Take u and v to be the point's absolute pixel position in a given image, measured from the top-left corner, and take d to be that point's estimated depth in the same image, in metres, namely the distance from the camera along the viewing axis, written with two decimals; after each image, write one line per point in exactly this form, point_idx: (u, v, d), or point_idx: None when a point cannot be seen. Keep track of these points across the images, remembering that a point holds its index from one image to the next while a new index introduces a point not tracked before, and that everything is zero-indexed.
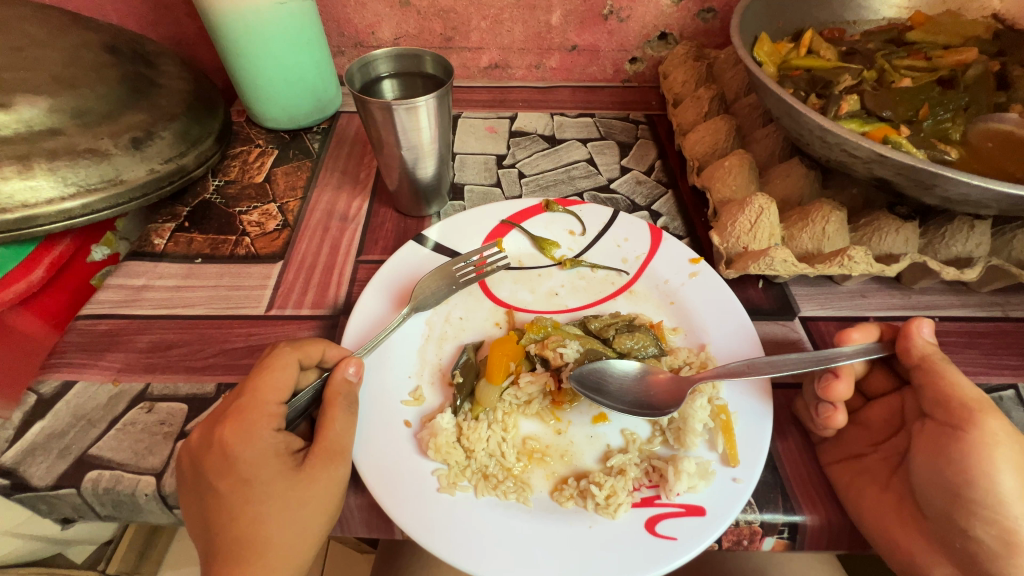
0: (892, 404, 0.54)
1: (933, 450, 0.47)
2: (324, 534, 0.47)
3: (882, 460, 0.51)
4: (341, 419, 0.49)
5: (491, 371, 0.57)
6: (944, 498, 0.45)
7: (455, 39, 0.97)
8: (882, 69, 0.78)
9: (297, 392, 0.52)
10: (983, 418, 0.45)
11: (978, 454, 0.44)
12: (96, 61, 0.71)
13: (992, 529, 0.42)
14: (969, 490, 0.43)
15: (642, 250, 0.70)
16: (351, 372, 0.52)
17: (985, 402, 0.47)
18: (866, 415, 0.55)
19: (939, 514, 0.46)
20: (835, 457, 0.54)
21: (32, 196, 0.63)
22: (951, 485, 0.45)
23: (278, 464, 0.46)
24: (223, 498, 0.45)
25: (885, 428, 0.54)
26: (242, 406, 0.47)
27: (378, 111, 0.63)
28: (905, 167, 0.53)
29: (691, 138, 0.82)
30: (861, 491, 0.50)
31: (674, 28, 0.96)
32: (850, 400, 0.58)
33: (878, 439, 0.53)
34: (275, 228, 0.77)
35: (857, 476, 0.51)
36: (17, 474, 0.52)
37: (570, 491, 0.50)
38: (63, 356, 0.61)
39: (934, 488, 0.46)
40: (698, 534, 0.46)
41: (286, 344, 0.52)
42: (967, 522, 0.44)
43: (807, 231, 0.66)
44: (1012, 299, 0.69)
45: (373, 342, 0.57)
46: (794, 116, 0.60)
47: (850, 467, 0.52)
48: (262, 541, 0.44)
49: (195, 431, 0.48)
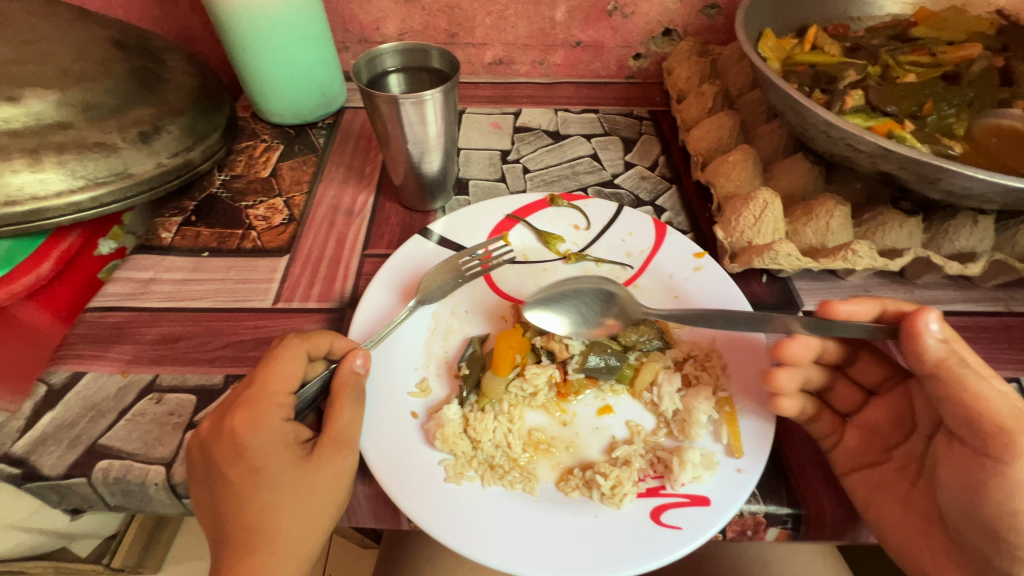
0: (897, 400, 0.53)
1: (968, 478, 0.44)
2: (333, 522, 0.47)
3: (899, 470, 0.51)
4: (348, 409, 0.50)
5: (497, 363, 0.58)
6: (983, 536, 0.44)
7: (459, 35, 0.98)
8: (886, 64, 0.78)
9: (305, 382, 0.52)
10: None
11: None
12: (103, 55, 0.71)
13: None
14: (1013, 536, 0.41)
15: (647, 244, 0.71)
16: (358, 364, 0.52)
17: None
18: (865, 414, 0.55)
19: (973, 547, 0.45)
20: (846, 466, 0.52)
21: (42, 188, 0.64)
22: (987, 517, 0.43)
23: (287, 453, 0.46)
24: (235, 486, 0.45)
25: (895, 432, 0.53)
26: (251, 395, 0.48)
27: (385, 105, 0.64)
28: (910, 161, 0.54)
29: (695, 133, 0.83)
30: (881, 503, 0.50)
31: (678, 24, 0.96)
32: (852, 397, 0.57)
33: (890, 444, 0.53)
34: (282, 222, 0.77)
35: (876, 489, 0.50)
36: (28, 464, 0.52)
37: (575, 482, 0.51)
38: (72, 348, 0.62)
39: (967, 517, 0.44)
40: (701, 525, 0.46)
41: (293, 335, 0.53)
42: (1008, 565, 0.42)
43: (811, 225, 0.66)
44: (1016, 294, 0.69)
45: (381, 335, 0.58)
46: (800, 111, 0.61)
47: (866, 478, 0.51)
48: (272, 529, 0.44)
49: (205, 420, 0.49)
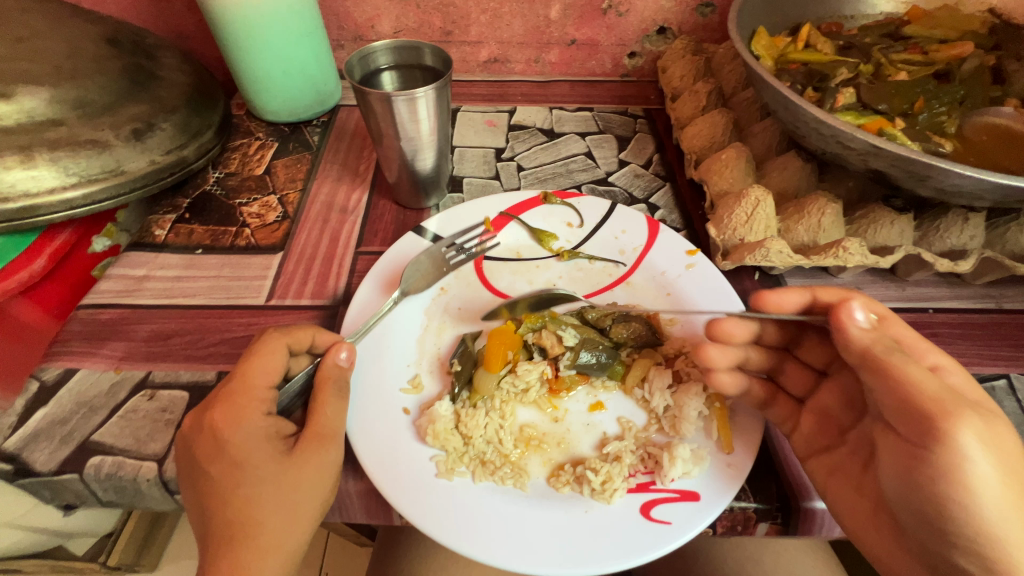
0: (847, 382, 0.54)
1: (901, 463, 0.44)
2: (318, 517, 0.48)
3: (852, 453, 0.50)
4: (331, 403, 0.50)
5: (489, 360, 0.58)
6: (922, 523, 0.43)
7: (454, 33, 0.98)
8: (878, 63, 0.78)
9: (289, 377, 0.53)
10: (953, 426, 0.40)
11: (947, 477, 0.40)
12: (96, 53, 0.71)
13: (973, 559, 0.41)
14: (945, 519, 0.41)
15: (640, 242, 0.71)
16: (342, 357, 0.53)
17: (956, 395, 0.43)
18: (817, 397, 0.55)
19: (917, 533, 0.44)
20: (803, 450, 0.53)
21: (34, 185, 0.64)
22: (923, 502, 0.42)
23: (269, 448, 0.47)
24: (217, 480, 0.45)
25: (847, 413, 0.53)
26: (231, 390, 0.48)
27: (377, 102, 0.64)
28: (899, 159, 0.54)
29: (688, 131, 0.83)
30: (835, 489, 0.50)
31: (673, 23, 0.97)
32: (806, 381, 0.58)
33: (844, 427, 0.53)
34: (275, 219, 0.77)
35: (831, 474, 0.50)
36: (20, 460, 0.52)
37: (566, 477, 0.51)
38: (65, 345, 0.62)
39: (905, 503, 0.44)
40: (692, 519, 0.47)
41: (275, 330, 0.53)
42: (948, 550, 0.42)
43: (802, 223, 0.67)
44: (1007, 292, 0.69)
45: (364, 330, 0.59)
46: (791, 109, 0.61)
47: (823, 462, 0.51)
48: (256, 523, 0.45)
49: (187, 416, 0.49)
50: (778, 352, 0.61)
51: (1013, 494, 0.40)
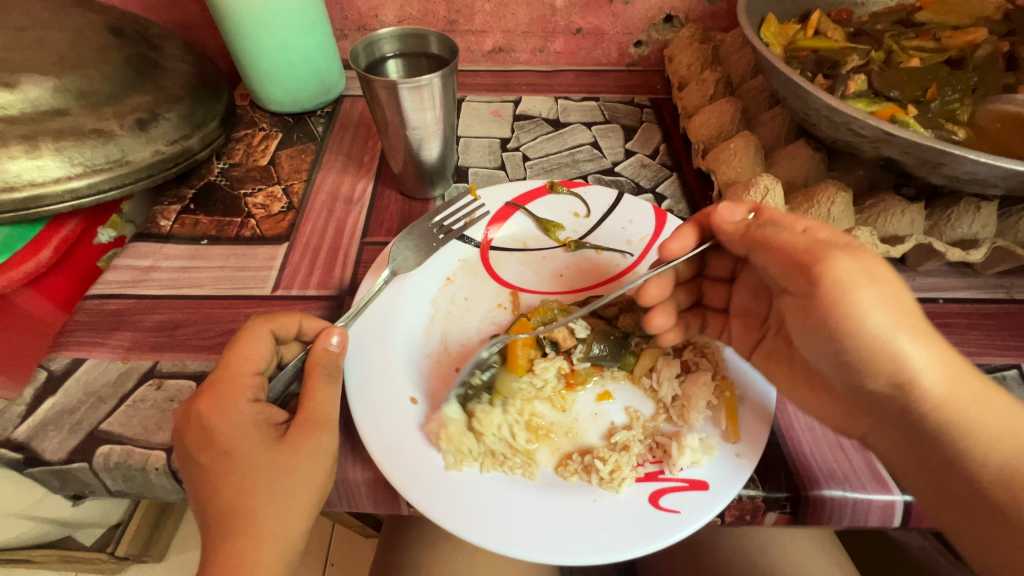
0: (750, 278, 0.59)
1: (806, 320, 0.46)
2: (316, 503, 0.48)
3: (775, 336, 0.55)
4: (323, 389, 0.50)
5: (511, 360, 0.59)
6: (836, 366, 0.45)
7: (458, 22, 0.97)
8: (889, 49, 0.77)
9: (282, 365, 0.55)
10: (827, 266, 0.43)
11: (838, 311, 0.42)
12: (99, 42, 0.71)
13: (882, 378, 0.42)
14: (849, 352, 0.43)
15: (647, 231, 0.70)
16: (333, 342, 0.52)
17: (828, 240, 0.45)
18: (736, 302, 0.61)
19: (838, 377, 0.46)
20: (746, 349, 0.58)
21: (39, 175, 0.64)
22: (833, 347, 0.44)
23: (259, 434, 0.47)
24: (207, 469, 0.45)
25: (758, 302, 0.58)
26: (216, 379, 0.48)
27: (383, 90, 0.63)
28: (913, 146, 0.53)
29: (696, 121, 0.82)
30: (777, 371, 0.54)
31: (680, 11, 0.95)
32: (725, 290, 0.63)
33: (764, 314, 0.57)
34: (280, 210, 0.77)
35: (769, 363, 0.55)
36: (30, 449, 0.53)
37: (574, 466, 0.51)
38: (72, 335, 0.62)
39: (822, 354, 0.46)
40: (700, 508, 0.47)
41: (260, 316, 0.53)
42: (860, 380, 0.44)
43: (812, 213, 0.66)
44: (1017, 282, 0.68)
45: (358, 311, 0.59)
46: (801, 95, 0.60)
47: (760, 354, 0.56)
48: (248, 514, 0.44)
49: (180, 405, 0.49)
50: (694, 280, 0.65)
51: (893, 309, 0.41)
